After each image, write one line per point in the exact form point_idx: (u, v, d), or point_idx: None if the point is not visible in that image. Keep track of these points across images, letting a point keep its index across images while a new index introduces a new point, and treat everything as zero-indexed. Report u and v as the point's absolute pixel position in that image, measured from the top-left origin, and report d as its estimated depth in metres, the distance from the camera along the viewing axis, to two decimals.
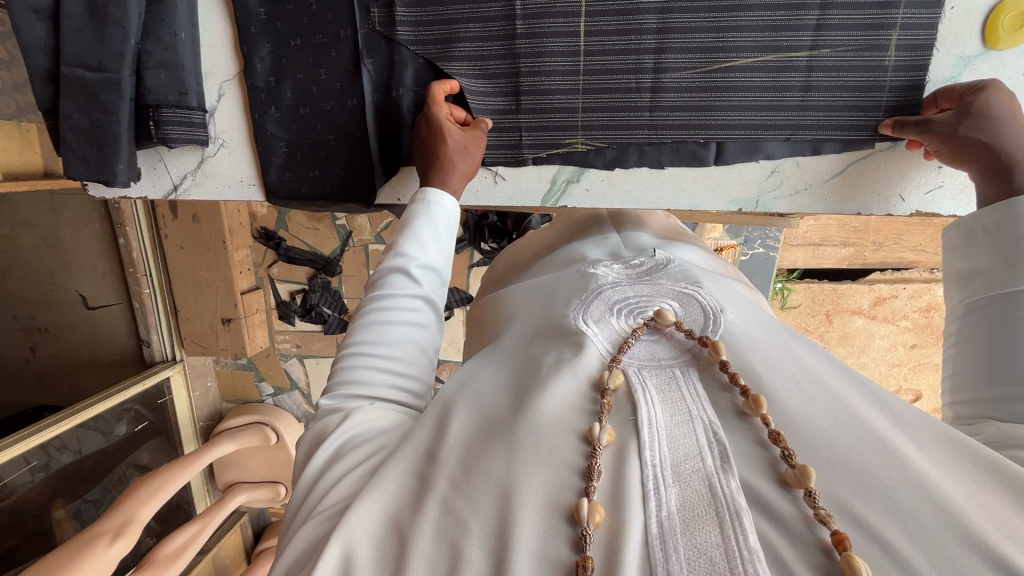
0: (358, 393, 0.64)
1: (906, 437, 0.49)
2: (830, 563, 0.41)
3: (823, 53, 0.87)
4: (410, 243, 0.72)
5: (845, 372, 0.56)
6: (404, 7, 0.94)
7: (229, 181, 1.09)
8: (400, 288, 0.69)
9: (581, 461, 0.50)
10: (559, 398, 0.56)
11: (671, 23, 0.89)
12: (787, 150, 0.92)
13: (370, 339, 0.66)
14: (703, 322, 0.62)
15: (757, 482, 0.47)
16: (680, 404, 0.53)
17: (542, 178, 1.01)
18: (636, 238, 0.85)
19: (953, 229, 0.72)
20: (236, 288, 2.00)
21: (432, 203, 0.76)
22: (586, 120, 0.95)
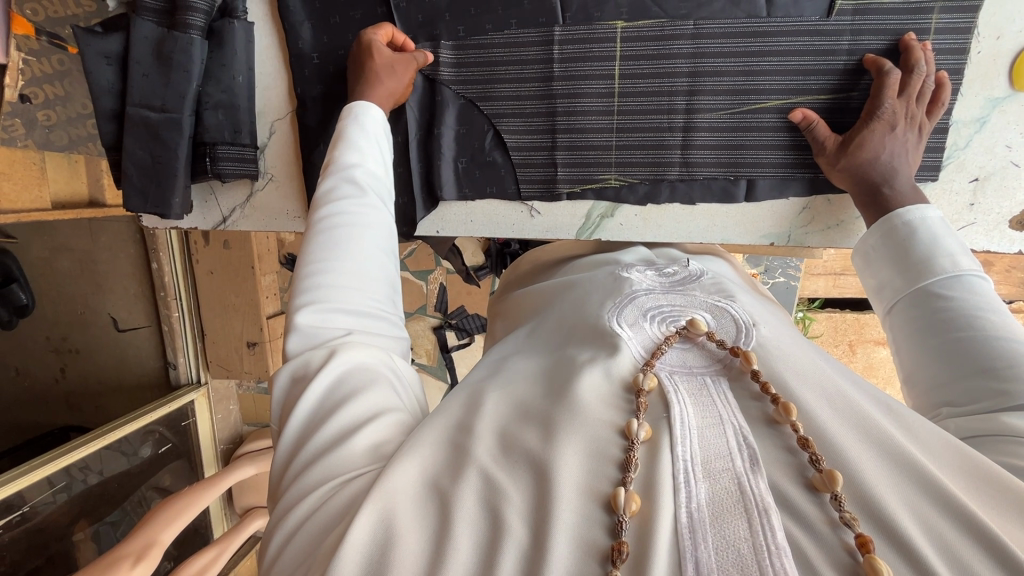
0: (338, 311, 0.65)
1: (926, 455, 0.51)
2: (854, 564, 0.43)
3: (854, 97, 0.89)
4: (349, 153, 0.76)
5: (871, 394, 0.59)
6: (447, 51, 0.99)
7: (275, 213, 1.14)
8: (348, 196, 0.72)
9: (620, 453, 0.52)
10: (595, 392, 0.59)
11: (702, 68, 0.93)
12: (817, 188, 0.95)
13: (330, 247, 0.68)
14: (735, 333, 0.66)
15: (786, 484, 0.49)
16: (711, 408, 0.56)
17: (577, 212, 1.04)
18: (668, 252, 0.94)
19: (856, 253, 0.82)
20: (263, 311, 2.05)
21: (360, 115, 0.80)
22: (620, 157, 0.99)
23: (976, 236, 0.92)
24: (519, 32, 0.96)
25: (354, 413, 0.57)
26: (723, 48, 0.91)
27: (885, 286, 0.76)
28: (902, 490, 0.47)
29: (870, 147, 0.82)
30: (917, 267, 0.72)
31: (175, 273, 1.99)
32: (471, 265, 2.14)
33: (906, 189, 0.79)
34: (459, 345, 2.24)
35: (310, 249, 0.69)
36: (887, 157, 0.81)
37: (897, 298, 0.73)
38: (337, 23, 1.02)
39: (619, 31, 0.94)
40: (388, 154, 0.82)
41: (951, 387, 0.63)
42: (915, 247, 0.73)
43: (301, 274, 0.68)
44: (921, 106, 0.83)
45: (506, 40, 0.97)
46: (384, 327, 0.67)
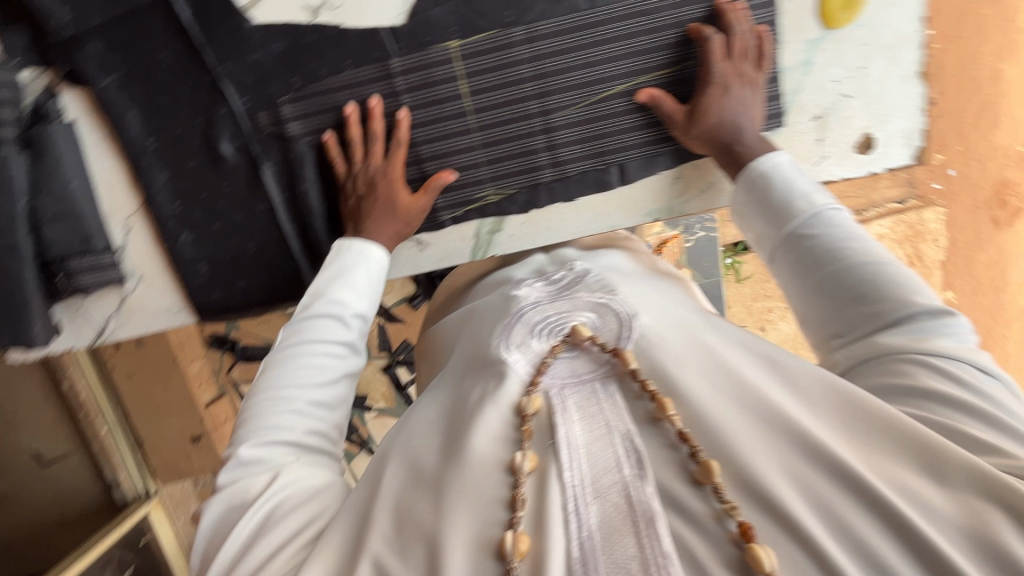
0: (285, 440, 0.69)
1: (807, 408, 0.56)
2: (740, 553, 0.48)
3: (690, 66, 0.93)
4: (343, 292, 0.83)
5: (755, 352, 0.63)
6: (290, 105, 0.95)
7: (155, 312, 1.05)
8: (331, 333, 0.79)
9: (507, 492, 0.56)
10: (488, 433, 0.60)
11: (546, 68, 0.93)
12: (683, 158, 0.98)
13: (303, 380, 0.74)
14: (617, 331, 0.66)
15: (671, 485, 0.53)
16: (598, 419, 0.59)
17: (465, 235, 1.02)
18: (562, 254, 0.94)
19: (732, 211, 0.83)
20: (197, 401, 1.89)
21: (365, 252, 0.87)
22: (492, 171, 0.98)
23: (831, 167, 0.97)
24: (358, 70, 0.94)
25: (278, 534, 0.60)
26: (559, 46, 0.93)
27: (762, 238, 0.78)
28: (785, 461, 0.52)
29: (713, 111, 0.86)
30: (783, 211, 0.75)
31: (91, 387, 1.84)
32: (400, 298, 2.12)
33: (754, 141, 0.83)
34: (412, 380, 2.17)
35: (283, 374, 0.74)
36: (731, 116, 0.85)
37: (774, 246, 0.75)
38: (165, 103, 0.96)
39: (455, 50, 0.93)
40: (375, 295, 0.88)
41: (836, 319, 0.67)
42: (776, 193, 0.76)
43: (260, 394, 0.73)
44: (750, 63, 0.88)
45: (346, 82, 0.94)
46: (327, 458, 0.72)
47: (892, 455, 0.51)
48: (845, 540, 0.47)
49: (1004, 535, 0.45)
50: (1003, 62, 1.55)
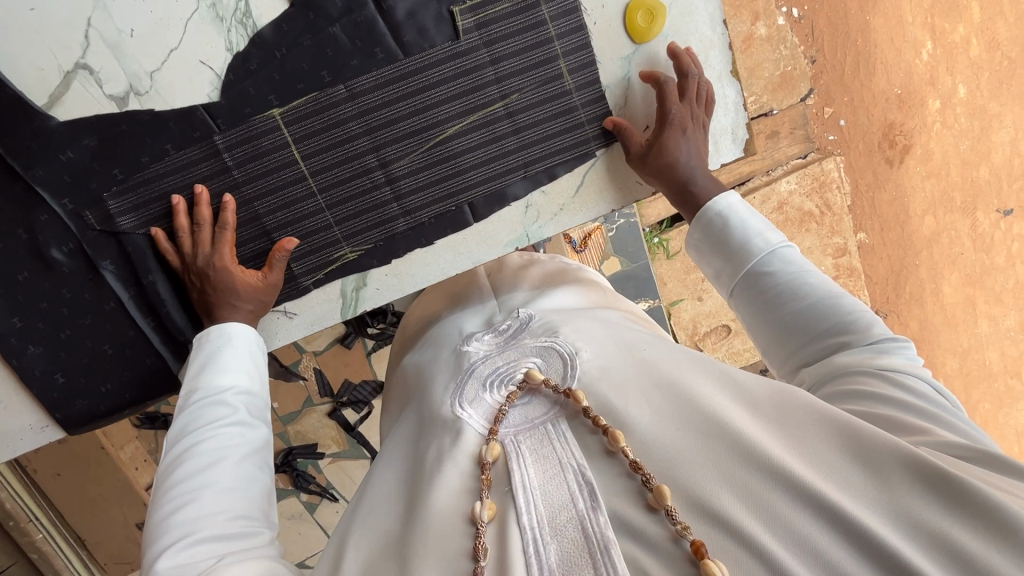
0: (203, 539, 0.65)
1: (749, 415, 0.61)
2: (695, 569, 0.52)
3: (514, 99, 0.95)
4: (221, 376, 0.81)
5: (693, 363, 0.69)
6: (115, 199, 0.91)
7: (18, 433, 0.98)
8: (219, 418, 0.77)
9: (469, 543, 0.59)
10: (451, 483, 0.64)
11: (376, 122, 0.93)
12: (529, 185, 0.99)
13: (201, 474, 0.71)
14: (562, 369, 0.69)
15: (629, 510, 0.57)
16: (551, 458, 0.62)
17: (330, 295, 1.00)
18: (511, 301, 0.91)
19: (688, 247, 0.89)
20: (139, 485, 1.81)
21: (228, 333, 0.85)
22: (345, 231, 0.97)
23: None
24: (179, 153, 0.91)
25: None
26: (384, 98, 0.92)
27: (721, 275, 0.85)
28: (726, 470, 0.56)
29: (672, 152, 0.89)
30: (741, 253, 0.82)
31: (15, 494, 1.67)
32: (332, 339, 2.02)
33: (710, 187, 0.88)
34: (359, 420, 2.10)
35: (180, 477, 0.71)
36: (686, 158, 0.89)
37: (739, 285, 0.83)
38: None
39: (279, 118, 0.91)
40: (261, 369, 0.87)
41: (804, 352, 0.76)
42: (734, 236, 0.83)
43: (162, 507, 0.69)
44: (699, 106, 0.93)
45: (173, 167, 0.91)
46: (259, 542, 0.68)
47: (822, 445, 0.57)
48: (791, 540, 0.51)
49: (921, 503, 0.51)
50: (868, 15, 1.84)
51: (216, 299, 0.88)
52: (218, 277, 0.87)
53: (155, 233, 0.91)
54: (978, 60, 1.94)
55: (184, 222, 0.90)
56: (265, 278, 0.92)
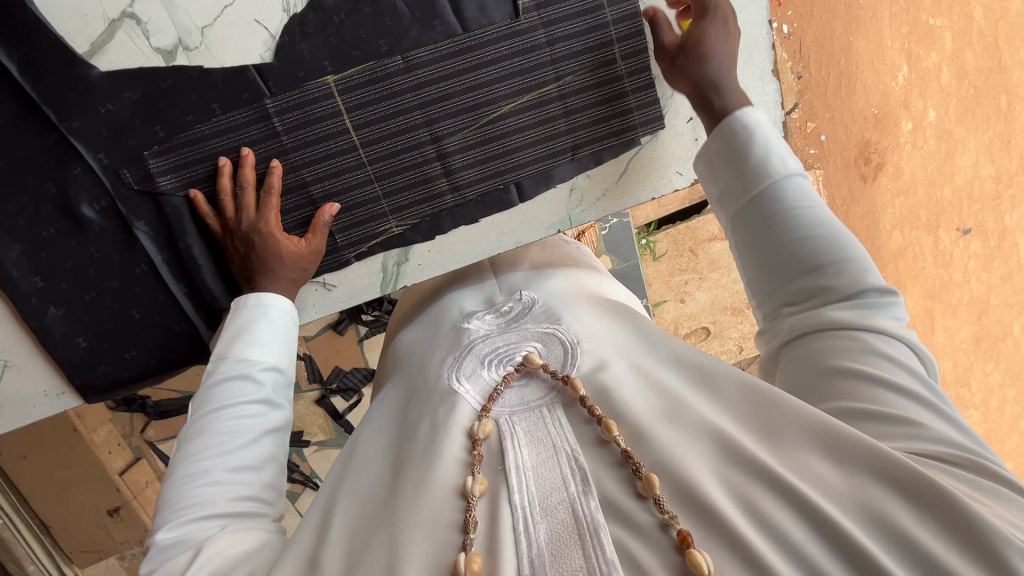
0: (206, 516, 0.64)
1: (733, 417, 0.59)
2: (681, 561, 0.49)
3: (568, 81, 0.96)
4: (250, 348, 0.77)
5: (682, 362, 0.67)
6: (156, 158, 0.88)
7: (31, 399, 0.93)
8: (241, 393, 0.73)
9: (459, 517, 0.56)
10: (448, 460, 0.61)
11: (430, 96, 0.93)
12: (575, 168, 1.00)
13: (214, 449, 0.68)
14: (563, 357, 0.69)
15: (618, 496, 0.54)
16: (545, 441, 0.60)
17: (371, 268, 0.99)
18: (509, 279, 0.90)
19: (699, 158, 0.81)
20: (113, 469, 1.73)
21: (264, 304, 0.82)
22: (392, 204, 0.96)
23: None
24: (228, 115, 0.88)
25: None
26: (439, 73, 0.92)
27: (727, 194, 0.77)
28: (710, 463, 0.54)
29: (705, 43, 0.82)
30: (755, 178, 0.73)
31: None
32: (326, 324, 1.97)
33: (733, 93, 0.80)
34: (349, 406, 2.05)
35: (191, 447, 0.69)
36: (718, 61, 0.82)
37: (740, 210, 0.75)
38: (3, 170, 0.85)
39: (333, 85, 0.90)
40: (290, 346, 0.83)
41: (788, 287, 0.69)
42: (750, 155, 0.74)
43: (172, 475, 0.68)
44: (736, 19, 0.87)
45: (219, 128, 0.88)
46: (263, 523, 0.67)
47: (803, 441, 0.55)
48: (770, 533, 0.49)
49: (898, 504, 0.48)
50: (853, 37, 1.65)
51: (256, 265, 0.86)
52: (261, 242, 0.86)
53: (194, 196, 0.89)
54: (949, 88, 1.81)
55: (225, 183, 0.88)
56: (306, 247, 0.90)
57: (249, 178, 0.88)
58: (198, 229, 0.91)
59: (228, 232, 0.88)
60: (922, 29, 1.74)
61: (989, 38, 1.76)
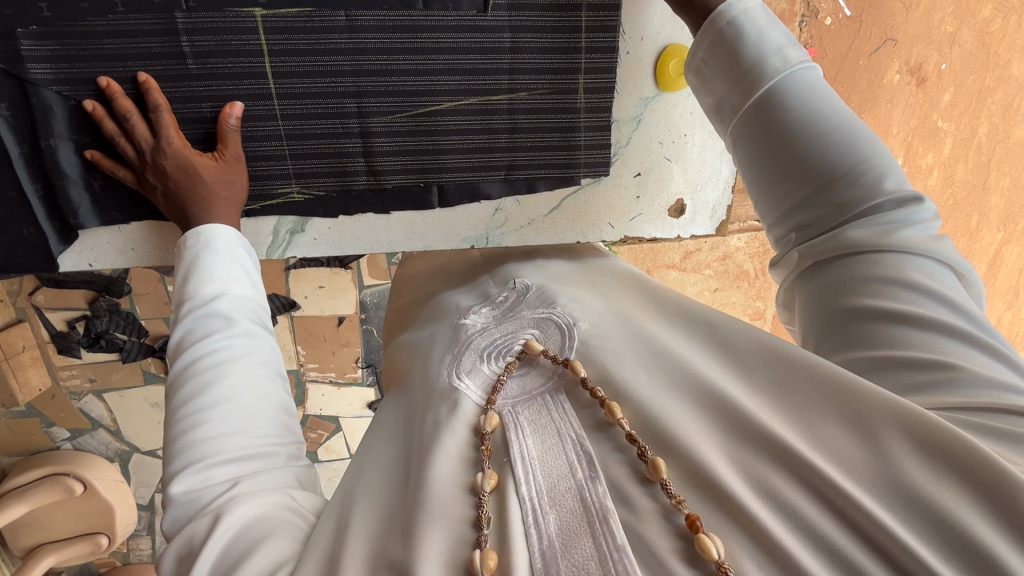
0: (213, 464, 0.59)
1: (741, 382, 0.56)
2: (688, 545, 0.46)
3: (522, 97, 0.89)
4: (205, 285, 0.70)
5: (696, 330, 0.64)
6: (31, 40, 0.76)
7: None
8: (213, 333, 0.66)
9: (470, 512, 0.53)
10: (447, 457, 0.57)
11: (366, 66, 0.83)
12: (504, 188, 0.95)
13: (200, 395, 0.62)
14: (560, 341, 0.65)
15: (625, 483, 0.51)
16: (549, 428, 0.57)
17: (261, 230, 0.91)
18: (509, 272, 0.83)
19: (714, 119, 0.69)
20: None
21: (211, 238, 0.73)
22: (298, 168, 0.87)
23: (644, 224, 1.00)
24: (130, 17, 0.77)
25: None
26: (383, 43, 0.83)
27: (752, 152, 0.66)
28: (720, 438, 0.51)
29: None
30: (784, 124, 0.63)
31: None
32: None
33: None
34: None
35: (180, 402, 0.63)
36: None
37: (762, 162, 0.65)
38: None
39: (259, 20, 0.79)
40: (255, 268, 0.75)
41: (805, 209, 0.62)
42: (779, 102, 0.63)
43: (171, 435, 0.62)
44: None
45: (117, 28, 0.77)
46: (276, 463, 0.62)
47: (825, 413, 0.50)
48: (779, 509, 0.45)
49: (929, 478, 0.43)
50: (862, 116, 1.56)
51: (182, 193, 0.75)
52: (184, 155, 0.75)
53: (91, 110, 0.76)
54: (932, 191, 1.66)
55: (125, 105, 0.76)
56: (222, 158, 0.79)
57: (153, 93, 0.76)
58: (69, 132, 0.80)
59: (153, 166, 0.76)
60: (927, 128, 1.60)
61: (984, 156, 1.62)
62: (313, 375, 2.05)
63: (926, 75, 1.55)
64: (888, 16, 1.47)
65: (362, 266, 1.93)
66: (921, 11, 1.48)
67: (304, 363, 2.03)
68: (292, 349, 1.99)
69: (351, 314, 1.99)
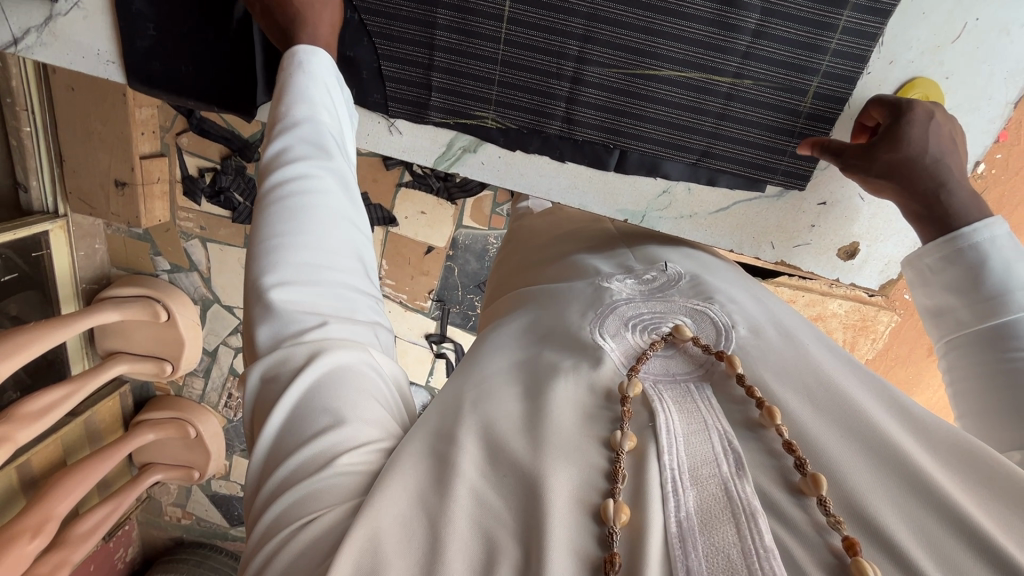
0: (295, 292, 0.54)
1: (921, 447, 0.49)
2: (840, 566, 0.42)
3: (745, 85, 0.84)
4: (303, 108, 0.64)
5: (864, 378, 0.58)
6: None
7: (83, 51, 0.96)
8: (305, 156, 0.61)
9: (605, 464, 0.50)
10: (572, 402, 0.55)
11: (602, 12, 0.82)
12: (686, 173, 0.91)
13: (290, 216, 0.57)
14: (715, 336, 0.62)
15: (771, 488, 0.48)
16: (696, 413, 0.54)
17: (437, 139, 0.93)
18: (648, 250, 0.81)
19: (905, 267, 0.70)
20: (135, 150, 1.67)
21: (308, 62, 0.67)
22: (500, 95, 0.89)
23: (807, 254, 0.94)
24: None
25: (322, 427, 0.48)
26: None
27: (947, 313, 0.64)
28: (891, 491, 0.45)
29: (918, 140, 0.71)
30: (991, 304, 0.60)
31: (24, 78, 1.56)
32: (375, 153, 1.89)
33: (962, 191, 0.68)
34: None
35: (262, 225, 0.57)
36: (936, 150, 0.70)
37: (957, 330, 0.63)
38: None
39: None
40: (346, 106, 0.70)
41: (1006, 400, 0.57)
42: (987, 277, 0.61)
43: (251, 261, 0.56)
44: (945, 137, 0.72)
45: None
46: (358, 306, 0.57)
47: None
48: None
49: None
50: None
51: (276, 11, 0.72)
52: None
53: None
54: None
55: None
56: None
57: None
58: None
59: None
60: None
61: None
62: (387, 290, 2.12)
63: None
64: None
65: (466, 207, 1.95)
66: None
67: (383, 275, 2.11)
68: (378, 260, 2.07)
69: (441, 247, 2.03)
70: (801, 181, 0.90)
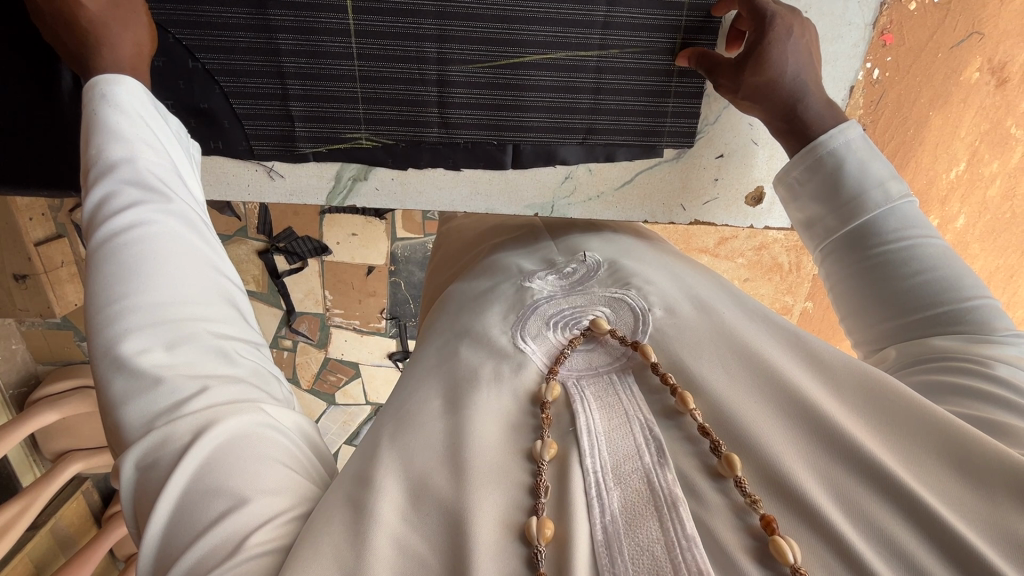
0: (151, 353, 0.50)
1: (828, 390, 0.50)
2: (761, 545, 0.43)
3: (612, 54, 0.83)
4: (123, 150, 0.59)
5: (776, 328, 0.58)
6: None
7: None
8: (136, 202, 0.56)
9: (528, 479, 0.49)
10: (494, 419, 0.53)
11: (452, 8, 0.79)
12: (581, 154, 0.90)
13: (128, 270, 0.53)
14: (632, 324, 0.60)
15: (693, 474, 0.48)
16: (616, 406, 0.53)
17: (324, 174, 0.88)
18: (574, 241, 0.76)
19: (776, 183, 0.73)
20: (28, 239, 1.54)
21: (113, 95, 0.61)
22: (368, 112, 0.84)
23: (717, 209, 0.95)
24: None
25: (222, 510, 0.45)
26: None
27: (816, 223, 0.69)
28: (804, 448, 0.47)
29: (780, 58, 0.70)
30: (851, 205, 0.65)
31: None
32: None
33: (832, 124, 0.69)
34: (292, 269, 1.93)
35: (99, 287, 0.53)
36: (794, 69, 0.70)
37: (828, 237, 0.68)
38: None
39: None
40: (172, 138, 0.65)
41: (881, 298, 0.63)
42: (844, 178, 0.66)
43: (94, 327, 0.52)
44: (800, 41, 0.71)
45: None
46: (230, 347, 0.54)
47: (925, 446, 0.45)
48: (867, 531, 0.42)
49: None
50: (933, 112, 1.40)
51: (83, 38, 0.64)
52: None
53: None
54: (991, 204, 1.60)
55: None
56: None
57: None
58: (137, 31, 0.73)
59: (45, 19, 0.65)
60: (999, 135, 1.50)
61: None
62: (337, 321, 2.04)
63: (1008, 76, 1.41)
64: (980, 7, 1.29)
65: (396, 218, 1.90)
66: (1011, 7, 1.33)
67: (329, 307, 2.02)
68: (319, 293, 1.99)
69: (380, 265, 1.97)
70: (691, 138, 0.90)
